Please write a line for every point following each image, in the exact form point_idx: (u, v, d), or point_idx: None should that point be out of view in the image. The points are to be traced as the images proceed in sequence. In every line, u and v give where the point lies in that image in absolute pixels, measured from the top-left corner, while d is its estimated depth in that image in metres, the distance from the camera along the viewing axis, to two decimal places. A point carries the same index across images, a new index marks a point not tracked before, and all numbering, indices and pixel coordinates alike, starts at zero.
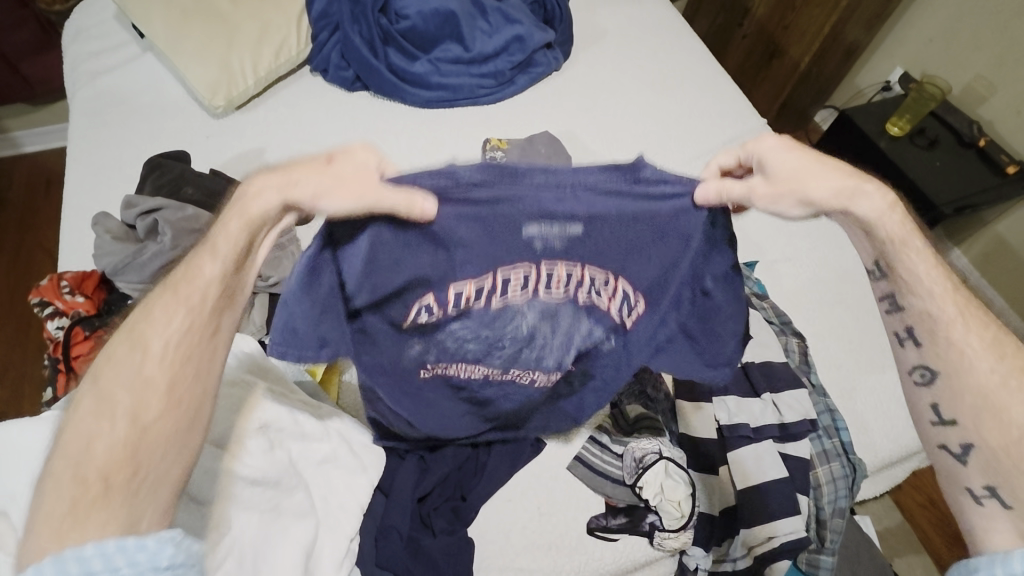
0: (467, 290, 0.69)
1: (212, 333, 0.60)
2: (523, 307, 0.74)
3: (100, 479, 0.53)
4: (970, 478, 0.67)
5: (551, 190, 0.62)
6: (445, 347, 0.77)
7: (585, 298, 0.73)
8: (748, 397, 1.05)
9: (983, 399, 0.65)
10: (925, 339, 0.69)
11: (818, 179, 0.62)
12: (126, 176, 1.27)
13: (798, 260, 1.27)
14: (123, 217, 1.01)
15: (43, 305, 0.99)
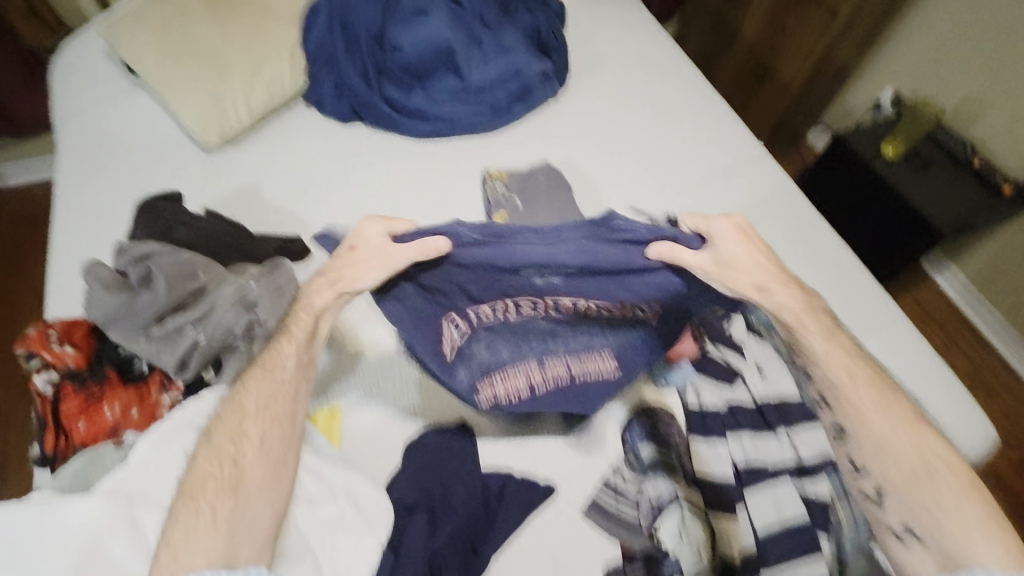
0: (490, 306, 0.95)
1: (294, 394, 0.84)
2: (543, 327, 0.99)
3: (212, 504, 0.73)
4: (891, 519, 0.83)
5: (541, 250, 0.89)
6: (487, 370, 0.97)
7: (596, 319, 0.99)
8: (763, 434, 1.03)
9: (887, 456, 0.83)
10: (831, 401, 0.88)
11: (749, 271, 0.88)
12: (115, 215, 1.23)
13: (804, 288, 1.25)
14: (115, 265, 0.97)
15: (29, 356, 0.93)
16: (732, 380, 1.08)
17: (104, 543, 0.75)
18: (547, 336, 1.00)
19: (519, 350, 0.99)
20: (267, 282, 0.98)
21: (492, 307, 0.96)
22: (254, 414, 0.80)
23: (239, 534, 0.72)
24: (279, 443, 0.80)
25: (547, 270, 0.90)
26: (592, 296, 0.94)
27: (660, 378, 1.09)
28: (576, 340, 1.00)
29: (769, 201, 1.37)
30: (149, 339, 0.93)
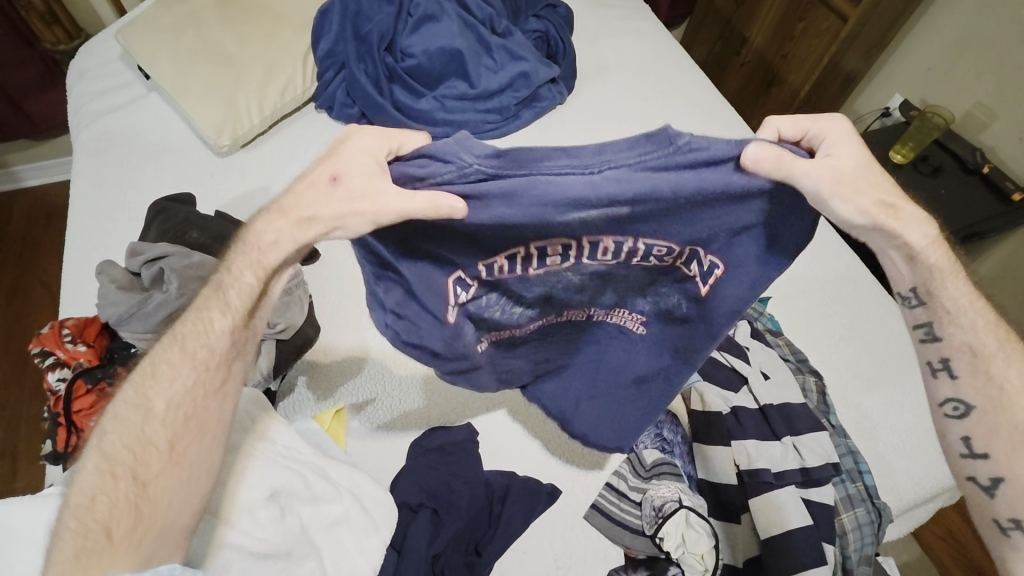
0: (502, 263, 0.69)
1: (219, 381, 0.66)
2: (580, 277, 0.72)
3: (102, 526, 0.57)
4: (999, 511, 0.68)
5: (578, 174, 0.56)
6: (495, 327, 0.79)
7: (652, 258, 0.68)
8: (768, 440, 1.02)
9: (1017, 437, 0.66)
10: (962, 370, 0.68)
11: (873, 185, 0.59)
12: (128, 216, 1.25)
13: (810, 294, 1.25)
14: (128, 265, 0.99)
15: (44, 354, 0.96)
16: (737, 385, 1.08)
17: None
18: (568, 292, 0.75)
19: (536, 309, 0.77)
20: None
21: (510, 260, 0.69)
22: (164, 415, 0.63)
23: (147, 542, 0.58)
24: (196, 446, 0.64)
25: (596, 212, 0.58)
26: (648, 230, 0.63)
27: None
28: (599, 311, 0.78)
29: None
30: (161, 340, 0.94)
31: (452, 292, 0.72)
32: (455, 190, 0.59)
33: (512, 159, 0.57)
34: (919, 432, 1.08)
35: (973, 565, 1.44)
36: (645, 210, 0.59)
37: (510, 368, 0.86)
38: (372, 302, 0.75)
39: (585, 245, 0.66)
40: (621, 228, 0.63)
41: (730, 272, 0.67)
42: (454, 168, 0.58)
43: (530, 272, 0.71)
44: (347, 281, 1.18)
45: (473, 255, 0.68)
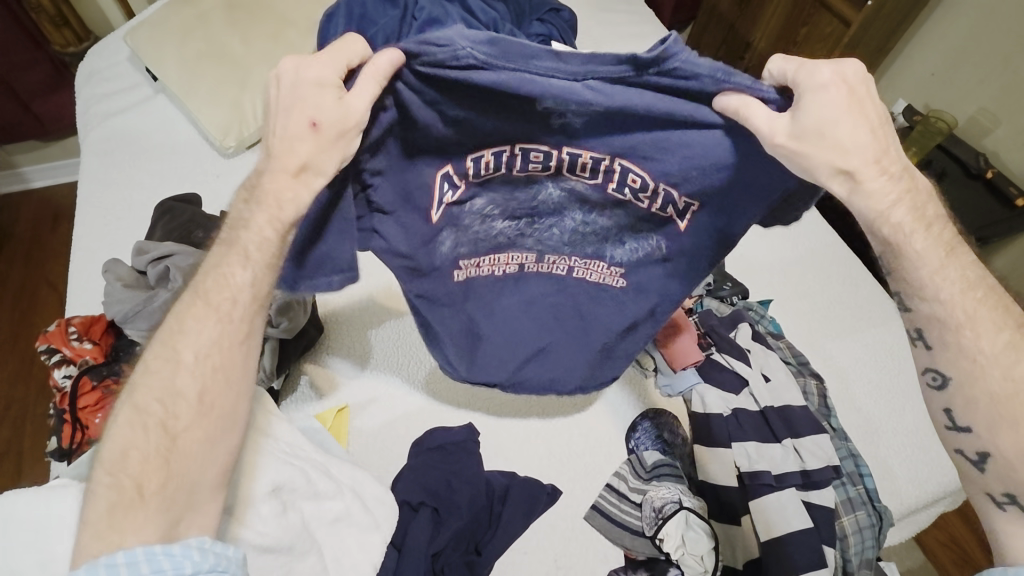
0: (490, 159, 0.70)
1: (244, 335, 0.64)
2: (555, 198, 0.75)
3: (137, 483, 0.57)
4: (991, 485, 0.64)
5: (561, 78, 0.58)
6: (476, 248, 0.81)
7: (627, 190, 0.70)
8: (768, 443, 1.02)
9: (996, 411, 0.61)
10: (935, 342, 0.64)
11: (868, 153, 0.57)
12: (134, 216, 1.27)
13: (811, 297, 1.26)
14: (134, 263, 1.00)
15: (51, 352, 0.98)
16: (738, 388, 1.08)
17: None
18: (548, 224, 0.78)
19: (521, 228, 0.79)
20: None
21: (493, 160, 0.70)
22: (192, 368, 0.61)
23: (180, 497, 0.58)
24: (224, 402, 0.63)
25: (573, 108, 0.60)
26: (620, 148, 0.65)
27: (665, 384, 1.10)
28: (587, 242, 0.79)
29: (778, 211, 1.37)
30: None
31: (439, 189, 0.73)
32: (446, 72, 0.58)
33: (509, 46, 0.56)
34: (920, 436, 1.08)
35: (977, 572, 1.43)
36: (613, 120, 0.62)
37: (491, 303, 0.87)
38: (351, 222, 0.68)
39: (565, 158, 0.68)
40: (596, 135, 0.65)
41: (704, 208, 0.69)
42: (448, 52, 0.56)
43: (513, 171, 0.71)
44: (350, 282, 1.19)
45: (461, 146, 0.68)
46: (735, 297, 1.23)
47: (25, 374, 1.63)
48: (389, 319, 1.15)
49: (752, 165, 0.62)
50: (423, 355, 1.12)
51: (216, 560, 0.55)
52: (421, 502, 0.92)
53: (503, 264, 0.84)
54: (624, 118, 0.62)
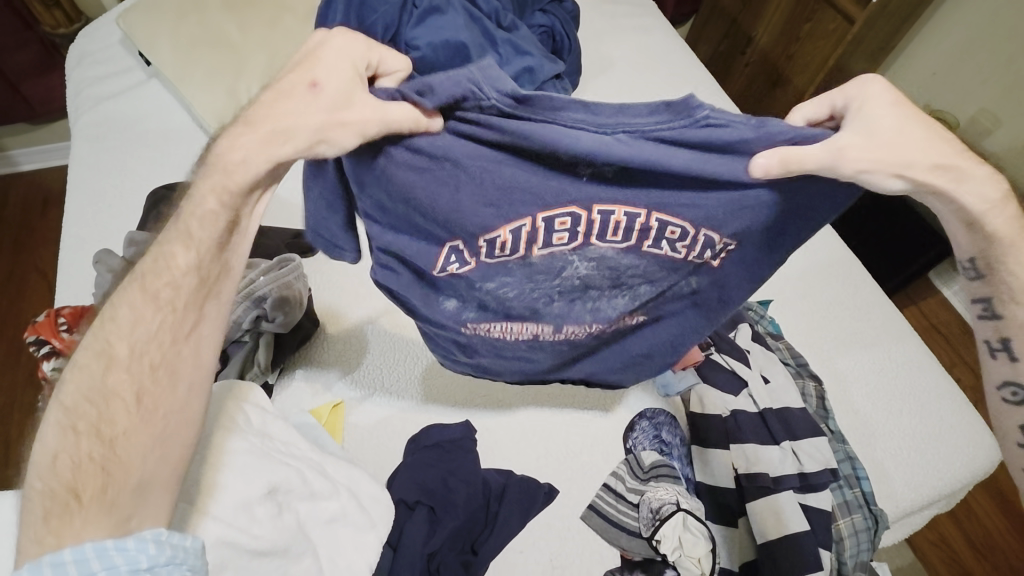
0: (507, 238, 0.68)
1: (189, 326, 0.60)
2: (580, 271, 0.73)
3: (70, 488, 0.53)
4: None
5: (591, 130, 0.58)
6: (474, 312, 0.81)
7: (666, 245, 0.67)
8: (767, 444, 1.01)
9: None
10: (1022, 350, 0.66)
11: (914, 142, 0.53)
12: (125, 204, 1.24)
13: (812, 297, 1.25)
14: (125, 254, 0.97)
15: (39, 343, 0.96)
16: (737, 389, 1.07)
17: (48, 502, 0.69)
18: (573, 298, 0.78)
19: (534, 296, 0.77)
20: (275, 278, 0.99)
21: (513, 237, 0.68)
22: (126, 364, 0.57)
23: (123, 505, 0.54)
24: (169, 399, 0.58)
25: (590, 165, 0.60)
26: (657, 200, 0.62)
27: (663, 383, 1.10)
28: (609, 304, 0.78)
29: None
30: None
31: (445, 258, 0.74)
32: (477, 119, 0.60)
33: (538, 99, 0.57)
34: (916, 438, 1.08)
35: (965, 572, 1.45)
36: (643, 184, 0.61)
37: (512, 351, 0.87)
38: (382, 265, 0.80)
39: (594, 220, 0.66)
40: (628, 190, 0.62)
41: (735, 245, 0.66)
42: (472, 94, 0.58)
43: (533, 254, 0.70)
44: (347, 276, 1.17)
45: (488, 215, 0.66)
46: None
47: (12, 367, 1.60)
48: (386, 313, 1.13)
49: (795, 202, 0.60)
50: (418, 349, 1.11)
51: (173, 552, 0.54)
52: (417, 502, 0.91)
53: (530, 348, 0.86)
54: (634, 181, 0.61)
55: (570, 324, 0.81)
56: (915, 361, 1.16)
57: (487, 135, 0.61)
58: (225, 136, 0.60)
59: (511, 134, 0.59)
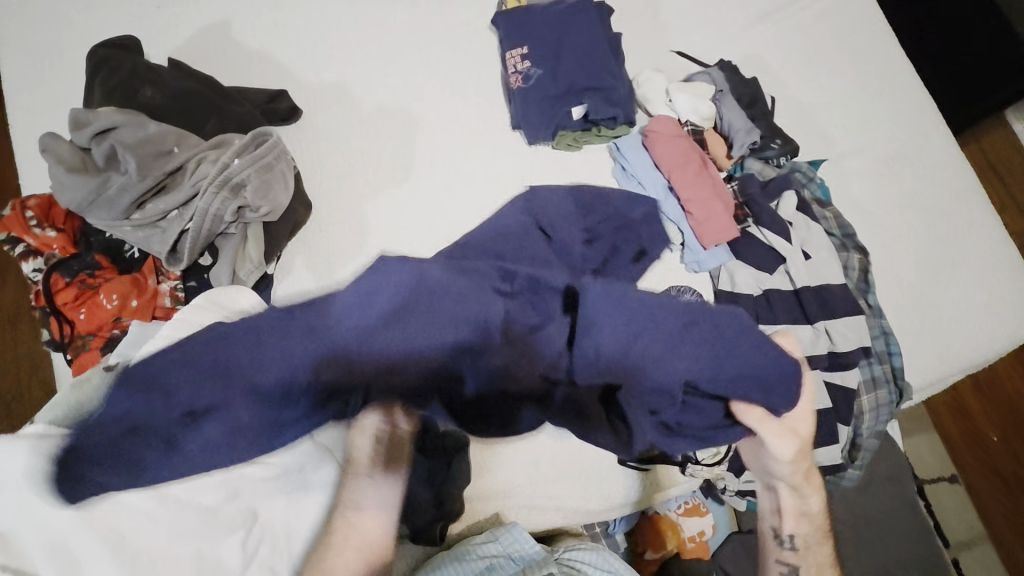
0: (515, 59, 1.08)
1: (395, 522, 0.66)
2: (558, 62, 1.06)
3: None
4: None
5: (580, 53, 1.07)
6: (512, 72, 1.08)
7: (572, 59, 1.06)
8: (799, 325, 0.96)
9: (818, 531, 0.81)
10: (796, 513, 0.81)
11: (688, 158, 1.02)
12: (68, 64, 1.04)
13: (870, 153, 1.13)
14: (74, 140, 0.83)
15: (13, 242, 0.87)
16: (773, 265, 0.99)
17: (119, 496, 0.55)
18: (540, 90, 1.05)
19: (546, 72, 1.06)
20: (252, 161, 0.87)
21: (513, 53, 1.08)
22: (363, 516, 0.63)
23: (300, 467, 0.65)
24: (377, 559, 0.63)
25: (566, 63, 1.06)
26: (585, 51, 1.07)
27: (692, 260, 1.00)
28: (553, 84, 1.05)
29: (826, 45, 1.19)
30: (134, 226, 0.84)
31: (515, 52, 1.08)
32: (573, 43, 1.07)
33: (558, 6, 1.10)
34: (957, 311, 1.04)
35: (963, 410, 1.62)
36: (569, 54, 1.07)
37: (539, 112, 1.05)
38: (565, 106, 1.05)
39: (553, 60, 1.07)
40: (575, 40, 1.07)
41: (607, 86, 1.06)
42: (551, 13, 1.10)
43: (519, 67, 1.07)
44: (341, 153, 1.06)
45: (543, 47, 1.07)
46: (781, 158, 1.07)
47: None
48: (386, 190, 1.05)
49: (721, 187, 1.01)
50: (421, 229, 1.03)
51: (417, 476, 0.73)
52: None
53: (519, 48, 1.08)
54: (579, 63, 1.06)
55: (524, 75, 1.06)
56: (959, 224, 1.09)
57: (560, 39, 1.08)
58: (539, 125, 1.05)
59: (565, 50, 1.07)
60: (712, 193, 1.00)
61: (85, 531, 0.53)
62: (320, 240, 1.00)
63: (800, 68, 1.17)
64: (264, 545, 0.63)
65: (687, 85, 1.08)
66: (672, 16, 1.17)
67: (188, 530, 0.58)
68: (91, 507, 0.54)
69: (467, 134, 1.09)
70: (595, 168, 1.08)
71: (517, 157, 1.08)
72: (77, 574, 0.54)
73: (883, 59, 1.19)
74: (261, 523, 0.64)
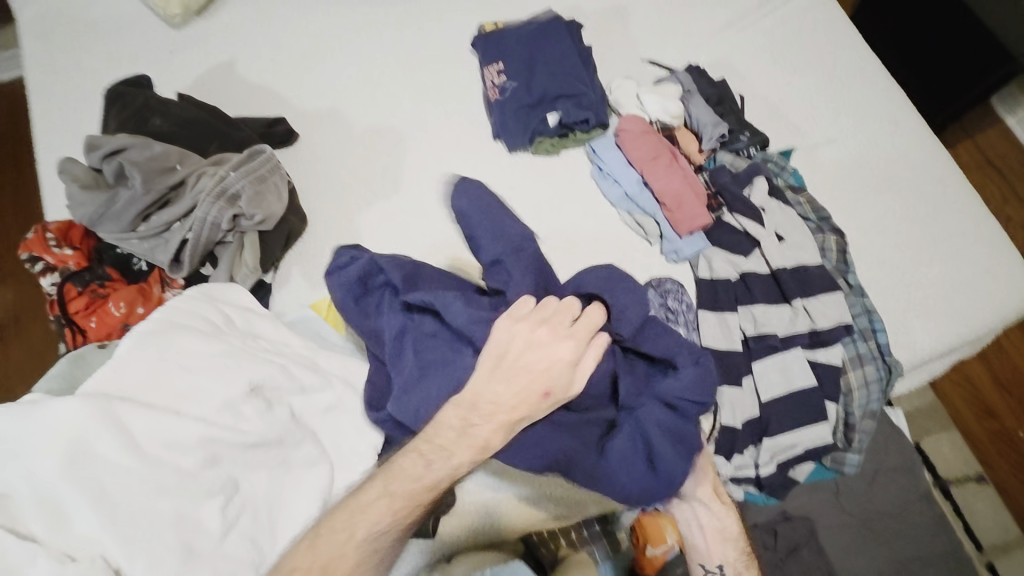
0: (492, 75, 1.16)
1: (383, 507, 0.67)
2: (532, 74, 1.14)
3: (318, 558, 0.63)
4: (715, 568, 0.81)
5: (552, 64, 1.14)
6: (489, 87, 1.16)
7: (544, 71, 1.14)
8: (778, 304, 0.99)
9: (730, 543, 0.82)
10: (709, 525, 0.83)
11: (659, 154, 1.07)
12: (90, 104, 1.16)
13: (842, 142, 1.16)
14: (87, 161, 0.92)
15: (32, 260, 0.93)
16: (749, 249, 1.02)
17: (94, 449, 0.62)
18: (516, 101, 1.13)
19: (520, 84, 1.14)
20: (247, 173, 0.95)
21: (490, 70, 1.17)
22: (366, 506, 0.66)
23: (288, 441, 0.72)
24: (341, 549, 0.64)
25: (539, 75, 1.14)
26: (556, 62, 1.14)
27: (671, 249, 1.04)
28: (527, 94, 1.13)
29: (792, 46, 1.25)
30: (140, 238, 0.91)
31: (493, 69, 1.17)
32: (546, 56, 1.15)
33: (531, 24, 1.19)
34: (942, 287, 1.04)
35: (983, 406, 1.56)
36: (541, 67, 1.15)
37: (516, 121, 1.13)
38: (540, 113, 1.12)
39: (527, 73, 1.15)
40: (547, 53, 1.15)
41: (579, 92, 1.13)
42: (524, 30, 1.18)
43: (496, 81, 1.16)
44: (335, 170, 1.14)
45: (517, 61, 1.15)
46: (752, 149, 1.12)
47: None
48: (376, 202, 1.11)
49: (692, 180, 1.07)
50: (410, 235, 1.09)
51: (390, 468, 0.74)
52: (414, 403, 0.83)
53: (495, 64, 1.17)
54: (551, 74, 1.14)
55: (501, 88, 1.15)
56: (939, 204, 1.10)
57: (533, 53, 1.16)
58: (517, 132, 1.12)
59: (538, 63, 1.15)
60: (684, 185, 1.05)
61: (60, 482, 0.60)
62: (313, 249, 1.06)
63: (768, 69, 1.23)
64: (244, 515, 0.66)
65: (655, 88, 1.14)
66: (641, 29, 1.25)
67: (167, 486, 0.63)
68: (71, 460, 0.60)
69: (449, 147, 1.16)
70: (573, 170, 1.13)
71: (498, 164, 1.14)
72: (65, 524, 0.60)
73: (849, 55, 1.24)
74: (241, 493, 0.67)
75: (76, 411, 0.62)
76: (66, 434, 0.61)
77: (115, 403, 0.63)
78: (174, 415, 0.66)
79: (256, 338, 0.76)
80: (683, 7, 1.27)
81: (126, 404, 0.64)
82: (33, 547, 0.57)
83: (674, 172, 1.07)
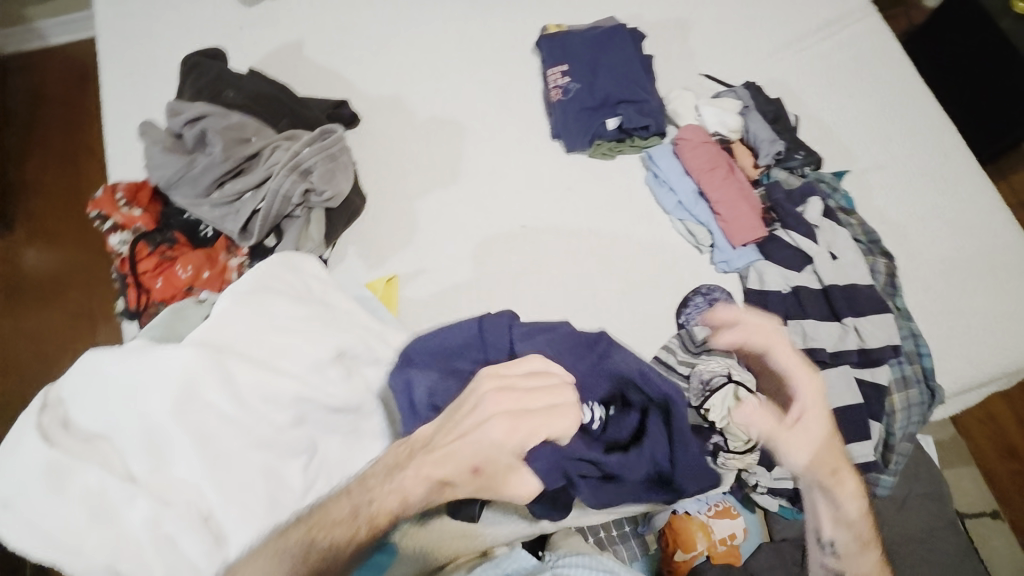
0: (555, 76, 1.19)
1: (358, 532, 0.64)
2: (595, 77, 1.17)
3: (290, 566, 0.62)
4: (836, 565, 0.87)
5: (615, 69, 1.17)
6: (551, 87, 1.19)
7: (607, 75, 1.17)
8: (827, 320, 1.01)
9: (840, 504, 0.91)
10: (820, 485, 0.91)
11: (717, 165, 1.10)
12: (159, 72, 1.18)
13: (893, 169, 1.18)
14: (170, 126, 0.96)
15: (101, 218, 0.95)
16: (801, 265, 1.04)
17: (201, 394, 0.66)
18: (578, 103, 1.15)
19: (583, 87, 1.16)
20: (320, 150, 0.97)
21: (554, 71, 1.19)
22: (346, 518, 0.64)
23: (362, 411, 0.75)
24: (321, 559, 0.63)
25: (602, 79, 1.16)
26: (619, 68, 1.17)
27: (722, 259, 1.06)
28: (589, 97, 1.16)
29: (848, 71, 1.27)
30: (212, 204, 0.94)
31: (556, 70, 1.19)
32: (609, 61, 1.18)
33: (596, 30, 1.22)
34: (986, 318, 1.06)
35: (1006, 444, 1.57)
36: (605, 71, 1.17)
37: (576, 122, 1.15)
38: (601, 117, 1.15)
39: (590, 76, 1.17)
40: (611, 58, 1.18)
41: (640, 100, 1.15)
42: (589, 35, 1.21)
43: (559, 82, 1.18)
44: (396, 156, 1.16)
45: (581, 65, 1.18)
46: (807, 168, 1.14)
47: (23, 241, 1.53)
48: (435, 190, 1.13)
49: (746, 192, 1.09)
50: (466, 225, 1.10)
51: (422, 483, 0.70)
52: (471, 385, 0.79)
53: (559, 66, 1.19)
54: (614, 79, 1.16)
55: (563, 89, 1.17)
56: (986, 236, 1.13)
57: (597, 58, 1.19)
58: (577, 132, 1.14)
59: (602, 67, 1.17)
60: (739, 196, 1.08)
61: (171, 422, 0.64)
62: (372, 231, 1.09)
63: (824, 92, 1.25)
64: (320, 477, 0.71)
65: (715, 101, 1.17)
66: (702, 43, 1.27)
67: (261, 439, 0.68)
68: (182, 402, 0.65)
69: (508, 142, 1.18)
70: (628, 174, 1.15)
71: (556, 163, 1.16)
72: (166, 462, 0.65)
73: (904, 86, 1.26)
74: (319, 454, 0.72)
75: (189, 358, 0.66)
76: (177, 377, 0.65)
77: (223, 355, 0.67)
78: (271, 369, 0.69)
79: (332, 308, 0.78)
80: (743, 25, 1.30)
81: (237, 358, 0.68)
82: (133, 487, 0.63)
83: (730, 183, 1.09)
